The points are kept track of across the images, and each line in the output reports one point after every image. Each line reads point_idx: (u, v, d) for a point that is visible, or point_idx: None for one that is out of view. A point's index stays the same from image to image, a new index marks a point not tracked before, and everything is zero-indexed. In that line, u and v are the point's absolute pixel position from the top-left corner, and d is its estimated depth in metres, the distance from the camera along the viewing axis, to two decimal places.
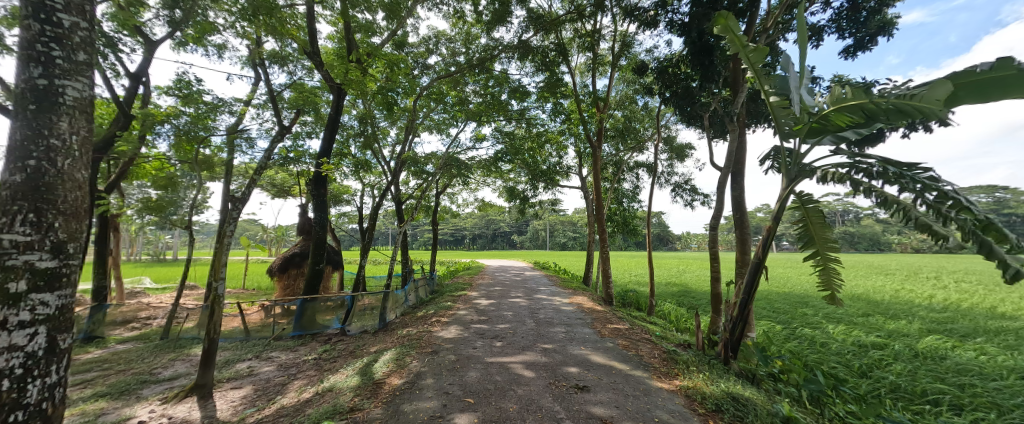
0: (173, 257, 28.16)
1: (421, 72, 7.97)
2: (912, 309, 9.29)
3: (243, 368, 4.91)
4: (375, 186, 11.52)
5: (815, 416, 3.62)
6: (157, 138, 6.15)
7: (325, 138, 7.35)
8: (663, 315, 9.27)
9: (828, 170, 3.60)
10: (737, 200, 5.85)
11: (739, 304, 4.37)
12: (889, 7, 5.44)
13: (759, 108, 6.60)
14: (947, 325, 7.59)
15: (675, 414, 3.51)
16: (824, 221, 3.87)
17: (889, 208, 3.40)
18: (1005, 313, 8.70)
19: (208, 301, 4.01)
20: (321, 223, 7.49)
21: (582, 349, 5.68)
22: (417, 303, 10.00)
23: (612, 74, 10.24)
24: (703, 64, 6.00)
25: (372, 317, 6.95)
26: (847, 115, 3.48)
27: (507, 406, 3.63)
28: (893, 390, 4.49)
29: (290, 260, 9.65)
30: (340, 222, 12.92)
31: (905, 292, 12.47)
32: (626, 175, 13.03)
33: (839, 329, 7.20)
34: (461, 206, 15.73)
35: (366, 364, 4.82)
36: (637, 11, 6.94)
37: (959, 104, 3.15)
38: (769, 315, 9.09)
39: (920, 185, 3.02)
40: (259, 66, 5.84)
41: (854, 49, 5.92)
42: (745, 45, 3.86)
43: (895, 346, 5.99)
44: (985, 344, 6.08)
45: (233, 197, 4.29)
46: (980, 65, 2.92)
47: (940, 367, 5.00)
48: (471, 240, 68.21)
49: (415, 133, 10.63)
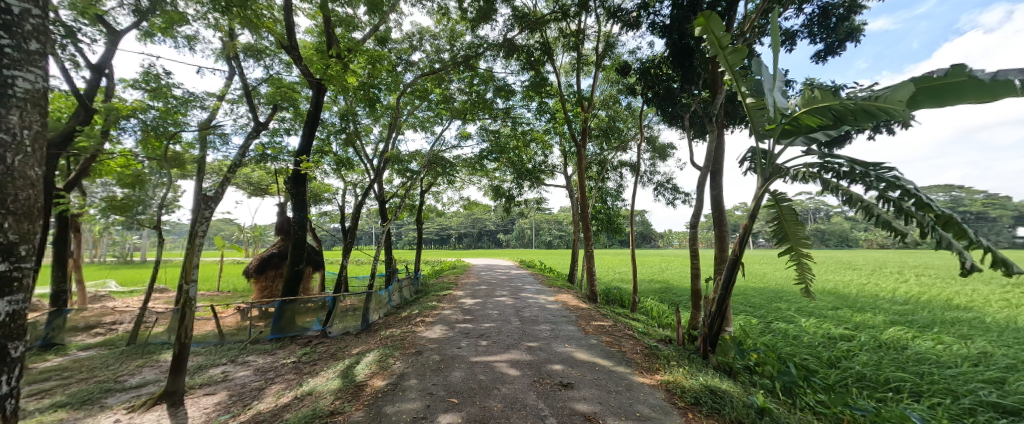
0: (142, 259, 26.75)
1: (405, 68, 7.83)
2: (877, 302, 9.80)
3: (217, 373, 4.73)
4: (358, 184, 11.29)
5: (787, 406, 3.76)
6: (123, 134, 5.84)
7: (304, 135, 7.15)
8: (645, 311, 9.47)
9: (799, 169, 3.75)
10: (716, 199, 6.02)
11: (717, 300, 4.50)
12: (856, 14, 5.69)
13: (737, 109, 6.79)
14: (909, 316, 8.04)
15: (655, 409, 3.58)
16: (796, 219, 4.02)
17: (855, 206, 3.58)
18: (960, 305, 9.27)
19: (179, 304, 3.83)
20: (300, 223, 7.26)
21: (566, 346, 5.72)
22: (401, 304, 9.86)
23: (596, 74, 10.35)
24: (684, 65, 6.15)
25: (355, 318, 6.89)
26: (817, 117, 3.61)
27: (491, 405, 3.63)
28: (859, 380, 4.72)
29: (267, 261, 9.35)
30: (321, 221, 12.61)
31: (870, 286, 13.15)
32: (610, 174, 13.20)
33: (811, 322, 7.53)
34: (446, 204, 15.61)
35: (348, 367, 4.72)
36: (620, 12, 7.02)
37: (919, 107, 3.33)
38: (746, 309, 9.40)
39: (884, 184, 3.20)
40: (233, 60, 5.61)
41: (825, 54, 6.16)
42: (724, 46, 4.00)
43: (862, 337, 6.30)
44: (942, 334, 6.46)
45: (205, 196, 4.12)
46: (937, 71, 3.09)
47: (902, 357, 5.29)
48: (457, 239, 67.92)
49: (399, 130, 10.47)
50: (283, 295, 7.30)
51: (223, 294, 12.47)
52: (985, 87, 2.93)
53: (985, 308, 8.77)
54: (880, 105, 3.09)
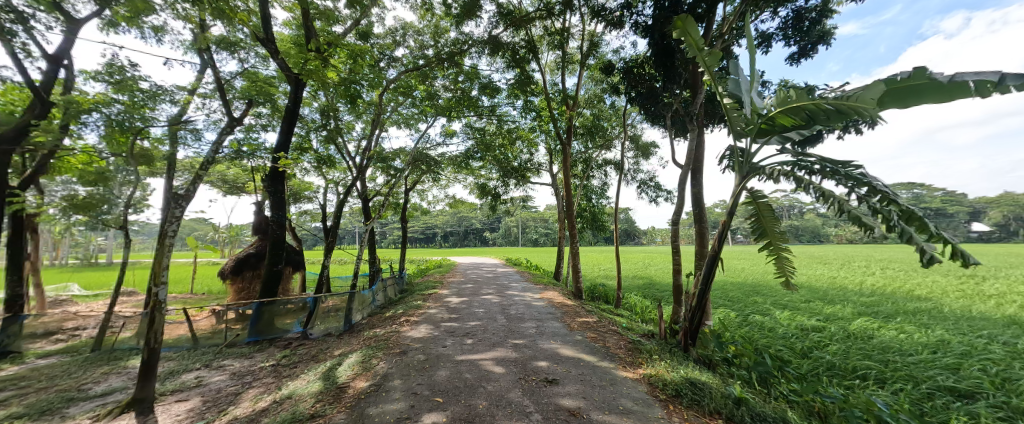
0: (107, 262, 25.30)
1: (388, 64, 7.68)
2: (846, 295, 10.29)
3: (190, 379, 4.54)
4: (340, 182, 11.03)
5: (763, 395, 3.90)
6: (84, 128, 5.51)
7: (282, 131, 6.92)
8: (629, 307, 9.65)
9: (774, 167, 3.88)
10: (696, 196, 6.16)
11: (697, 295, 4.63)
12: (828, 18, 5.92)
13: (716, 109, 6.97)
14: (874, 307, 8.49)
15: (638, 402, 3.66)
16: (773, 215, 4.16)
17: (827, 202, 3.72)
18: (921, 296, 9.84)
19: (147, 307, 3.65)
20: (279, 222, 7.03)
21: (552, 343, 5.77)
22: (385, 303, 9.71)
23: (581, 72, 10.43)
24: (666, 65, 6.26)
25: (337, 319, 6.75)
26: (791, 116, 3.74)
27: (476, 403, 3.63)
28: (829, 368, 4.94)
29: (244, 262, 9.03)
30: (302, 220, 12.28)
31: (839, 279, 13.80)
32: (595, 172, 13.34)
33: (785, 314, 7.84)
34: (432, 203, 15.45)
35: (330, 368, 4.62)
36: (604, 12, 7.08)
37: (886, 108, 3.49)
38: (725, 303, 9.70)
39: (852, 181, 3.34)
40: (204, 52, 5.35)
41: (798, 56, 6.38)
42: (702, 48, 4.11)
43: (832, 328, 6.60)
44: (904, 324, 6.84)
45: (175, 194, 3.93)
46: (901, 73, 3.25)
47: (868, 346, 5.56)
48: (443, 237, 67.48)
49: (382, 127, 10.27)
50: (261, 296, 7.07)
51: (197, 296, 11.98)
52: (945, 89, 3.10)
53: (943, 299, 9.34)
54: (851, 104, 3.23)
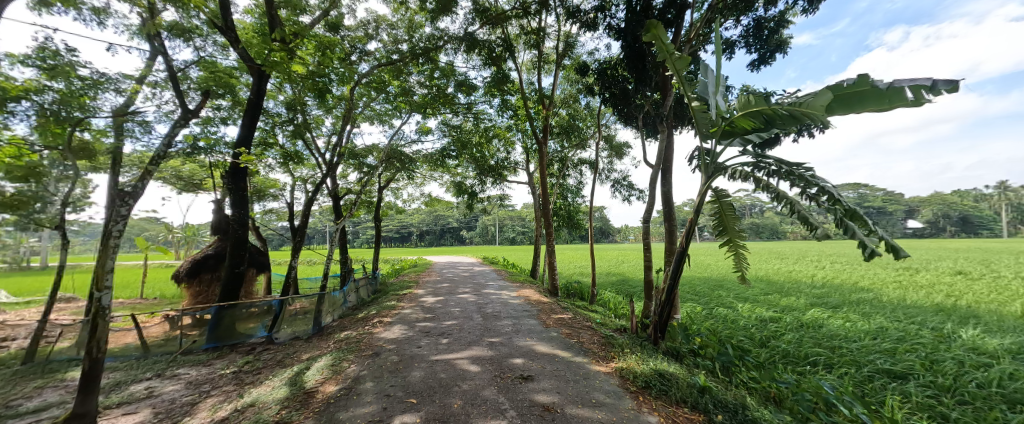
0: (40, 266, 22.88)
1: (360, 57, 7.43)
2: (801, 287, 11.04)
3: (139, 389, 4.21)
4: (308, 179, 10.57)
5: (724, 383, 4.14)
6: (11, 118, 4.94)
7: (244, 124, 6.54)
8: (603, 303, 9.89)
9: (736, 168, 4.10)
10: (666, 196, 6.40)
11: (666, 290, 4.82)
12: (784, 29, 6.31)
13: (684, 111, 7.26)
14: (825, 299, 9.16)
15: (610, 394, 3.76)
16: (734, 214, 4.41)
17: (781, 202, 4.00)
18: (865, 287, 10.72)
19: (89, 315, 3.38)
20: (239, 220, 6.65)
21: (527, 340, 5.82)
22: (357, 304, 9.43)
23: (557, 72, 10.54)
24: (638, 68, 6.46)
25: (305, 322, 6.53)
26: (751, 119, 3.96)
27: (451, 402, 3.60)
28: (785, 356, 5.28)
29: (202, 264, 8.49)
30: (267, 219, 11.68)
31: (794, 273, 14.81)
32: (571, 171, 13.55)
33: (746, 306, 8.30)
34: (407, 201, 15.16)
35: (297, 373, 4.43)
36: (579, 13, 7.20)
37: (833, 113, 3.79)
38: (693, 297, 10.15)
39: (805, 182, 3.58)
40: (154, 38, 4.94)
41: (758, 63, 6.75)
42: (671, 52, 4.27)
43: (787, 318, 7.06)
44: (850, 313, 7.43)
45: (120, 191, 3.64)
46: (847, 81, 3.54)
47: (819, 334, 6.00)
48: (418, 235, 66.38)
49: (354, 123, 9.94)
50: (221, 301, 6.66)
51: (148, 301, 11.13)
52: (885, 95, 3.42)
53: (883, 289, 10.22)
54: (805, 110, 3.48)
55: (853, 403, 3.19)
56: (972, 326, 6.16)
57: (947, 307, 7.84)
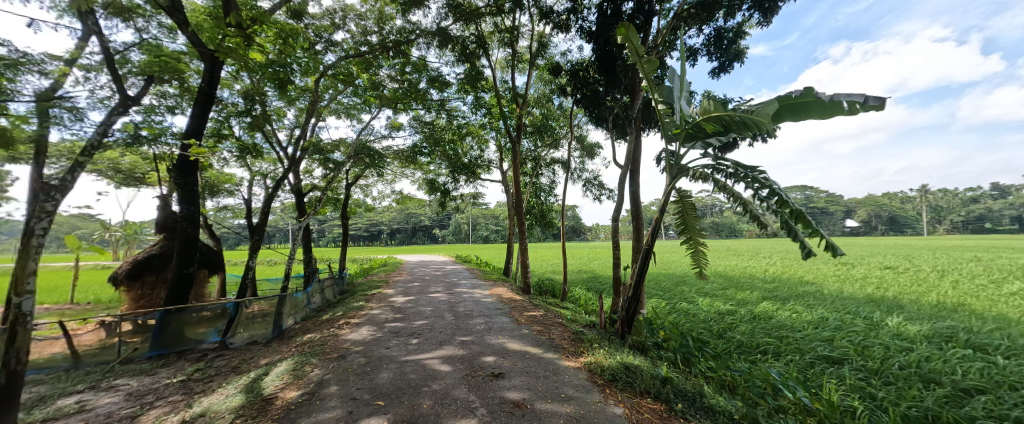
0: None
1: (326, 48, 7.10)
2: (754, 282, 11.85)
3: (68, 404, 3.80)
4: (268, 174, 9.98)
5: (685, 374, 4.36)
6: None
7: (194, 114, 6.06)
8: (574, 299, 10.10)
9: (697, 169, 4.32)
10: (634, 195, 6.62)
11: (633, 286, 5.00)
12: (741, 39, 6.71)
13: (651, 114, 7.55)
14: (774, 292, 9.90)
15: (579, 389, 3.85)
16: (695, 213, 4.64)
17: (736, 203, 4.25)
18: (809, 281, 11.68)
19: (6, 322, 3.02)
20: (189, 218, 6.15)
21: (499, 338, 5.83)
22: (322, 306, 9.04)
23: (531, 72, 10.61)
24: (608, 70, 6.62)
25: (264, 325, 6.22)
26: (712, 124, 4.19)
27: (421, 403, 3.55)
28: (739, 346, 5.64)
29: (144, 266, 7.86)
30: (222, 216, 10.91)
31: (749, 268, 15.84)
32: (543, 170, 13.69)
33: (706, 301, 8.78)
34: (376, 198, 14.71)
35: (253, 380, 4.19)
36: (552, 14, 7.28)
37: (782, 121, 4.08)
38: (657, 293, 10.61)
39: (758, 184, 3.82)
40: (86, 15, 4.44)
41: (719, 71, 7.13)
42: (641, 55, 4.45)
43: (742, 311, 7.55)
44: (796, 305, 8.07)
45: (43, 183, 3.24)
46: (794, 91, 3.83)
47: (769, 325, 6.46)
48: (388, 234, 64.60)
49: (319, 116, 9.50)
50: (166, 305, 6.10)
51: (81, 307, 10.08)
52: (826, 107, 3.72)
53: (824, 282, 11.19)
54: (755, 118, 3.75)
55: (795, 388, 3.51)
56: (897, 314, 6.88)
57: (877, 298, 8.72)
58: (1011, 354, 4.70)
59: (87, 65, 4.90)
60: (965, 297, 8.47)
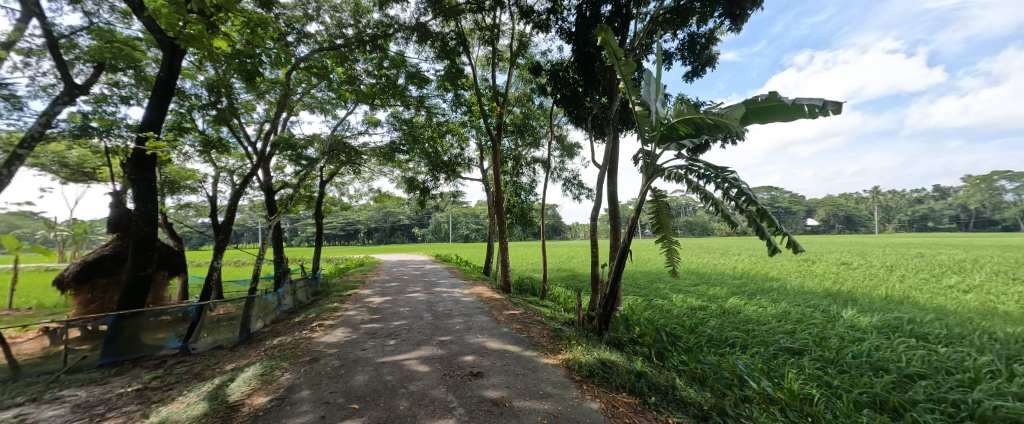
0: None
1: (297, 40, 6.83)
2: (724, 278, 12.39)
3: (5, 418, 3.48)
4: (235, 170, 9.49)
5: (658, 367, 4.51)
6: None
7: (151, 106, 5.68)
8: (554, 297, 10.20)
9: (672, 170, 4.45)
10: (612, 195, 6.75)
11: (611, 283, 5.11)
12: (713, 45, 6.96)
13: (628, 115, 7.71)
14: (743, 287, 10.38)
15: (557, 385, 3.90)
16: (669, 212, 4.78)
17: (708, 202, 4.41)
18: (774, 276, 12.34)
19: None
20: (145, 215, 5.77)
21: (478, 337, 5.81)
22: (294, 307, 8.70)
23: (511, 71, 10.60)
24: (587, 71, 6.71)
25: (230, 329, 5.96)
26: (685, 126, 4.31)
27: (397, 404, 3.49)
28: (710, 340, 5.86)
29: (96, 268, 7.33)
30: (183, 215, 10.28)
31: (720, 266, 16.52)
32: (524, 169, 13.72)
33: (679, 297, 9.09)
34: (353, 196, 14.30)
35: (218, 386, 3.98)
36: (533, 14, 7.30)
37: (749, 124, 4.27)
38: (634, 290, 10.91)
39: (727, 184, 3.99)
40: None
41: (692, 75, 7.37)
42: (619, 58, 4.56)
43: (713, 306, 7.87)
44: (762, 300, 8.51)
45: None
46: (760, 96, 4.02)
47: (738, 320, 6.76)
48: (365, 233, 62.99)
49: (291, 110, 9.14)
50: (119, 309, 5.67)
51: (21, 313, 9.26)
52: (789, 110, 3.94)
53: (787, 278, 11.82)
54: (725, 121, 3.90)
55: (760, 378, 3.74)
56: (852, 307, 7.37)
57: (834, 292, 9.31)
58: (949, 342, 5.14)
59: (27, 50, 4.48)
60: (910, 290, 9.19)
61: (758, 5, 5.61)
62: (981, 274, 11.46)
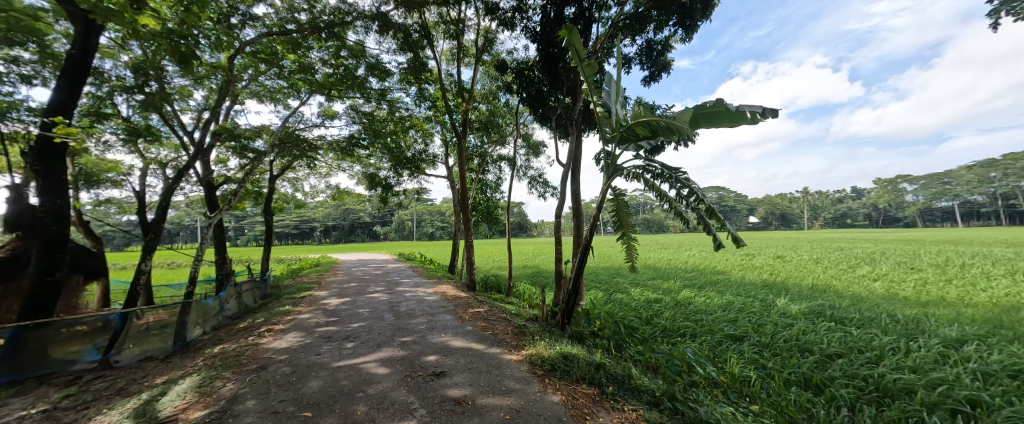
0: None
1: (242, 22, 6.29)
2: (678, 272, 13.18)
3: None
4: (167, 162, 8.55)
5: (617, 358, 4.71)
6: None
7: (61, 87, 4.97)
8: (518, 295, 10.29)
9: (631, 170, 4.65)
10: (575, 193, 6.92)
11: (573, 279, 5.24)
12: (668, 52, 7.34)
13: (590, 116, 7.94)
14: (694, 280, 11.12)
15: (520, 381, 3.94)
16: (628, 211, 4.99)
17: (663, 201, 4.64)
18: (721, 270, 13.35)
19: None
20: (54, 212, 5.03)
21: (442, 336, 5.72)
22: (239, 312, 8.02)
23: (476, 67, 10.47)
24: (551, 71, 6.81)
25: (162, 337, 5.42)
26: (642, 128, 4.49)
27: (354, 409, 3.34)
28: (664, 330, 6.21)
29: None
30: (104, 212, 9.10)
31: (673, 260, 17.57)
32: (489, 167, 13.68)
33: (637, 291, 9.56)
34: (307, 193, 13.46)
35: (146, 402, 3.59)
36: (498, 11, 7.28)
37: (699, 127, 4.55)
38: (596, 285, 11.29)
39: (679, 184, 4.24)
40: None
41: (649, 79, 7.72)
42: (582, 59, 4.68)
43: (667, 299, 8.36)
44: (710, 291, 9.17)
45: None
46: (708, 101, 4.30)
47: (688, 310, 7.25)
48: (322, 232, 59.68)
49: (235, 98, 8.41)
50: (20, 319, 4.90)
51: None
52: (733, 116, 4.27)
53: (732, 271, 12.84)
54: (676, 123, 4.12)
55: (705, 364, 4.05)
56: (785, 296, 8.16)
57: (771, 283, 10.25)
58: (861, 324, 5.85)
59: None
60: (831, 279, 10.38)
61: (708, 17, 6.00)
62: (888, 265, 13.19)
